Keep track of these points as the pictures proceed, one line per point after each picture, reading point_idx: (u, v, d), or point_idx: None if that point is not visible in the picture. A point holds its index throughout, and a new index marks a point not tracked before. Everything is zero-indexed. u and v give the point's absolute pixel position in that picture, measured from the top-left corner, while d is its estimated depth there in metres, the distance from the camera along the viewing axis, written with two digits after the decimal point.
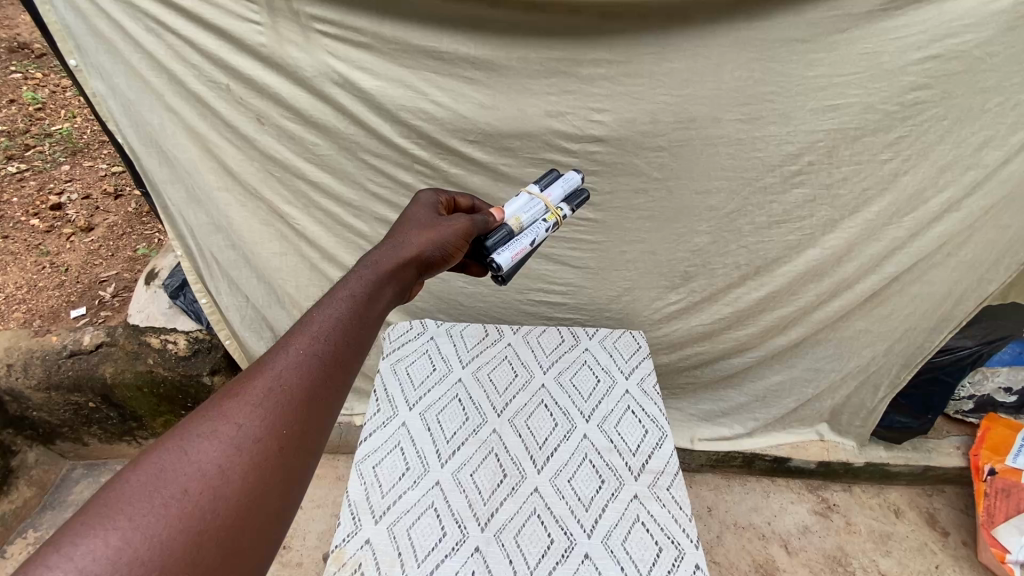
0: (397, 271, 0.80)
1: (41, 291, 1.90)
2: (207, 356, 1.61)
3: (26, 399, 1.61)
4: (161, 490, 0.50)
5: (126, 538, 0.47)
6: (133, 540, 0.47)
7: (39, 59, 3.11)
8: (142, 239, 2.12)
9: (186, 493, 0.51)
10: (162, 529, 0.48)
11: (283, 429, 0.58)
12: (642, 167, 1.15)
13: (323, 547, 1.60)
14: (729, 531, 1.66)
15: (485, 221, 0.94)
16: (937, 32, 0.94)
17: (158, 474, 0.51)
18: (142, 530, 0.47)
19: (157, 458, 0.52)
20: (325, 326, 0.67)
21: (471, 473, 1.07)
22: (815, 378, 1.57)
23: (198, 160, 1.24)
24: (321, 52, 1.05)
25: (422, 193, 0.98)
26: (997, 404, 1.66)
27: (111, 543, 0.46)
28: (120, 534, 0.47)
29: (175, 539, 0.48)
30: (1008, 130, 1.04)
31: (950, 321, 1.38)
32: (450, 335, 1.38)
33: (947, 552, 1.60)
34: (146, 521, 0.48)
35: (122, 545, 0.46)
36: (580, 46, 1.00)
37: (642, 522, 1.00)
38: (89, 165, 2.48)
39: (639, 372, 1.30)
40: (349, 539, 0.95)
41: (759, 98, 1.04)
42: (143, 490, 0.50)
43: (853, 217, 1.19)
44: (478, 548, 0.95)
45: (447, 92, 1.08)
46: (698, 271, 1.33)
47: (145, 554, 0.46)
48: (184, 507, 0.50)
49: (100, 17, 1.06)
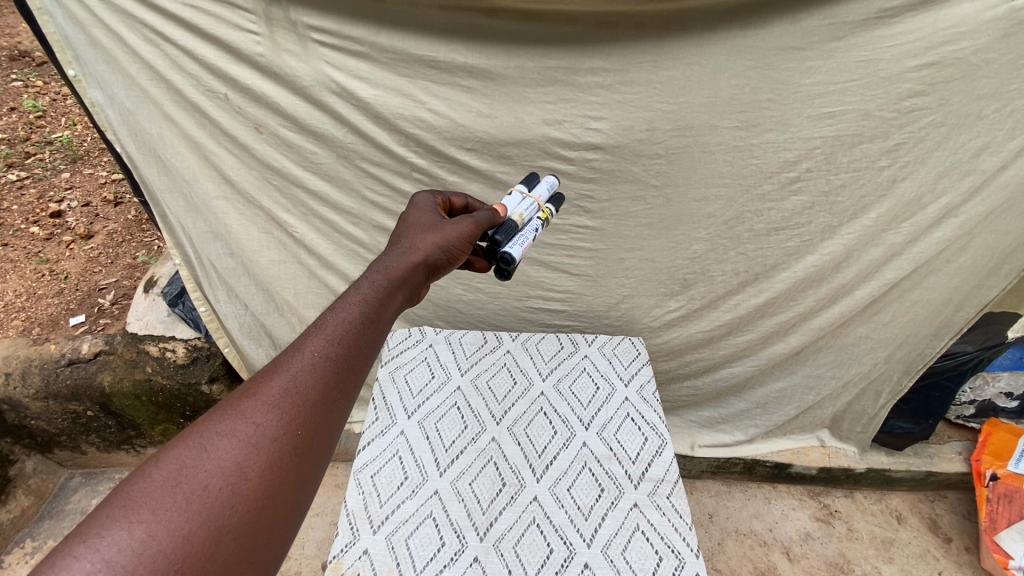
0: (407, 275, 0.80)
1: (40, 299, 1.90)
2: (206, 364, 1.60)
3: (23, 408, 1.60)
4: (182, 486, 0.50)
5: (149, 531, 0.46)
6: (156, 534, 0.46)
7: (39, 67, 3.13)
8: (142, 247, 2.13)
9: (206, 490, 0.50)
10: (184, 523, 0.48)
11: (298, 430, 0.57)
12: (640, 175, 1.15)
13: (322, 555, 1.59)
14: (731, 539, 1.65)
15: (488, 220, 0.94)
16: (932, 40, 0.94)
17: (178, 470, 0.51)
18: (164, 524, 0.47)
19: (177, 453, 0.52)
20: (338, 328, 0.67)
21: (471, 482, 1.06)
22: (816, 384, 1.57)
23: (197, 169, 1.24)
24: (319, 61, 1.05)
25: (419, 194, 0.98)
26: (998, 408, 1.65)
27: (135, 536, 0.46)
28: (143, 527, 0.46)
29: (195, 534, 0.48)
30: (1005, 136, 1.04)
31: (951, 327, 1.39)
32: (448, 343, 1.38)
33: (950, 558, 1.59)
34: (167, 515, 0.48)
35: (146, 539, 0.46)
36: (577, 55, 1.00)
37: (641, 531, 0.99)
38: (90, 173, 2.49)
39: (639, 379, 1.30)
40: (348, 549, 0.94)
41: (756, 105, 1.04)
42: (164, 485, 0.49)
43: (852, 223, 1.18)
44: (478, 558, 0.94)
45: (444, 101, 1.08)
46: (698, 278, 1.33)
47: (167, 547, 0.46)
48: (203, 503, 0.50)
49: (98, 27, 1.05)
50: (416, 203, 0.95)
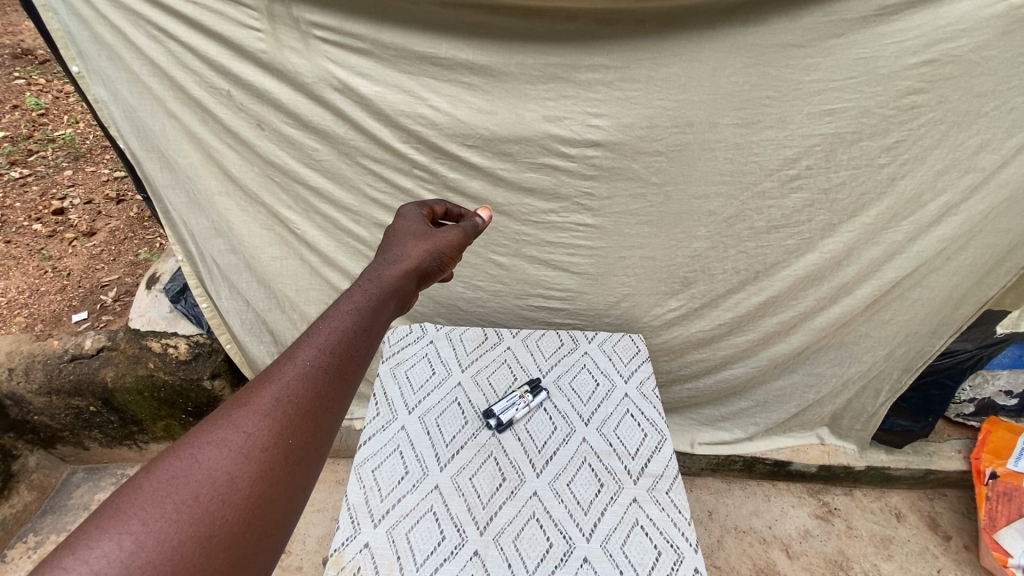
0: (400, 283, 0.82)
1: (43, 295, 1.91)
2: (207, 360, 1.61)
3: (26, 403, 1.60)
4: (172, 496, 0.50)
5: (138, 542, 0.46)
6: (145, 544, 0.46)
7: (42, 65, 3.15)
8: (144, 244, 2.14)
9: (196, 500, 0.51)
10: (173, 533, 0.48)
11: (290, 438, 0.58)
12: (640, 172, 1.15)
13: (322, 551, 1.60)
14: (730, 536, 1.65)
15: (475, 227, 0.99)
16: (931, 37, 0.95)
17: (168, 481, 0.51)
18: (154, 534, 0.47)
19: (168, 464, 0.52)
20: (330, 337, 0.68)
21: (471, 477, 1.07)
22: (815, 382, 1.57)
23: (199, 165, 1.25)
24: (320, 58, 1.06)
25: (405, 205, 1.00)
26: (998, 407, 1.66)
27: (125, 547, 0.46)
28: (133, 537, 0.46)
29: (185, 544, 0.48)
30: (1004, 134, 1.04)
31: (950, 325, 1.39)
32: (450, 339, 1.39)
33: (949, 556, 1.59)
34: (157, 526, 0.48)
35: (134, 549, 0.46)
36: (577, 52, 1.01)
37: (641, 526, 0.99)
38: (92, 170, 2.50)
39: (639, 375, 1.31)
40: (349, 543, 0.95)
41: (756, 102, 1.04)
42: (155, 495, 0.50)
43: (852, 221, 1.19)
44: (478, 552, 0.94)
45: (445, 97, 1.09)
46: (698, 276, 1.34)
47: (157, 557, 0.46)
48: (193, 513, 0.50)
49: (102, 24, 1.06)
50: (403, 213, 0.98)
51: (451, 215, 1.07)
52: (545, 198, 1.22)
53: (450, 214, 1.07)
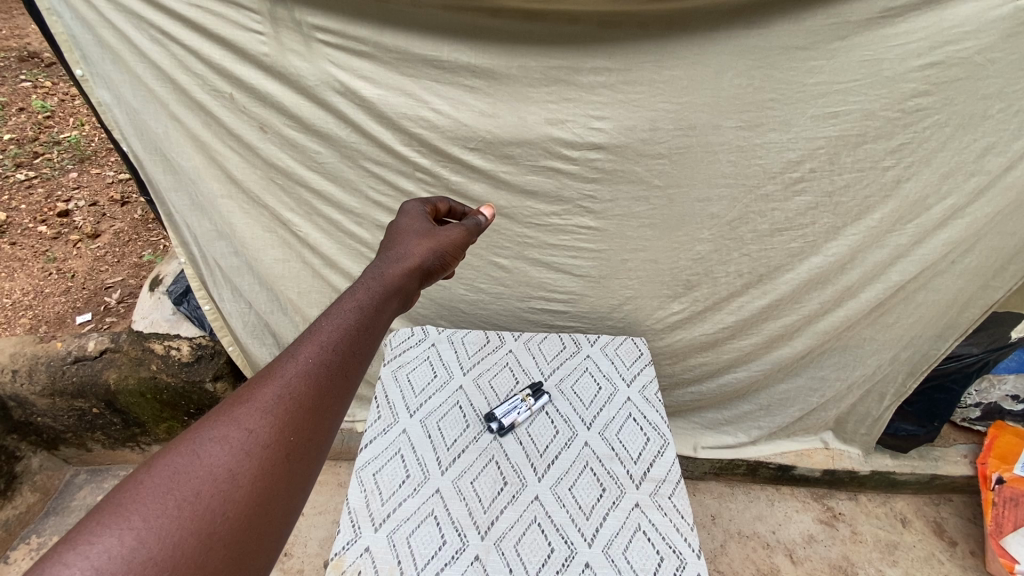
0: (402, 282, 0.81)
1: (47, 297, 1.92)
2: (210, 363, 1.62)
3: (31, 405, 1.61)
4: (174, 492, 0.50)
5: (140, 538, 0.46)
6: (147, 540, 0.46)
7: (48, 68, 3.17)
8: (147, 246, 2.15)
9: (198, 496, 0.50)
10: (175, 530, 0.47)
11: (291, 435, 0.57)
12: (642, 175, 1.15)
13: (323, 554, 1.59)
14: (733, 540, 1.64)
15: (477, 225, 0.99)
16: (936, 39, 0.94)
17: (171, 477, 0.51)
18: (155, 531, 0.47)
19: (170, 460, 0.52)
20: (332, 334, 0.68)
21: (471, 481, 1.06)
22: (820, 387, 1.56)
23: (202, 168, 1.25)
24: (322, 60, 1.06)
25: (410, 202, 1.00)
26: (1004, 411, 1.62)
27: (126, 543, 0.45)
28: (134, 534, 0.46)
29: (185, 541, 0.47)
30: (1010, 136, 1.03)
31: (955, 329, 1.37)
32: (451, 342, 1.39)
33: (955, 561, 1.58)
34: (158, 523, 0.47)
35: (136, 546, 0.45)
36: (579, 55, 1.00)
37: (643, 531, 0.99)
38: (97, 173, 2.51)
39: (640, 379, 1.30)
40: (349, 547, 0.94)
41: (759, 105, 1.04)
42: (156, 491, 0.49)
43: (857, 224, 1.18)
44: (479, 557, 0.94)
45: (447, 100, 1.09)
46: (700, 279, 1.33)
47: (157, 554, 0.46)
48: (194, 509, 0.49)
49: (105, 26, 1.06)
50: (406, 211, 0.97)
51: (454, 213, 1.07)
52: (547, 201, 1.21)
53: (453, 212, 1.07)
